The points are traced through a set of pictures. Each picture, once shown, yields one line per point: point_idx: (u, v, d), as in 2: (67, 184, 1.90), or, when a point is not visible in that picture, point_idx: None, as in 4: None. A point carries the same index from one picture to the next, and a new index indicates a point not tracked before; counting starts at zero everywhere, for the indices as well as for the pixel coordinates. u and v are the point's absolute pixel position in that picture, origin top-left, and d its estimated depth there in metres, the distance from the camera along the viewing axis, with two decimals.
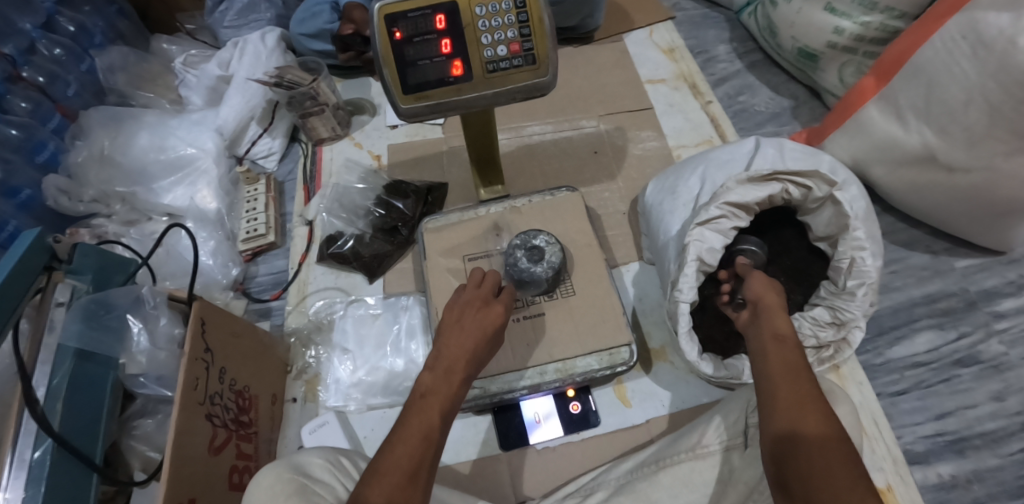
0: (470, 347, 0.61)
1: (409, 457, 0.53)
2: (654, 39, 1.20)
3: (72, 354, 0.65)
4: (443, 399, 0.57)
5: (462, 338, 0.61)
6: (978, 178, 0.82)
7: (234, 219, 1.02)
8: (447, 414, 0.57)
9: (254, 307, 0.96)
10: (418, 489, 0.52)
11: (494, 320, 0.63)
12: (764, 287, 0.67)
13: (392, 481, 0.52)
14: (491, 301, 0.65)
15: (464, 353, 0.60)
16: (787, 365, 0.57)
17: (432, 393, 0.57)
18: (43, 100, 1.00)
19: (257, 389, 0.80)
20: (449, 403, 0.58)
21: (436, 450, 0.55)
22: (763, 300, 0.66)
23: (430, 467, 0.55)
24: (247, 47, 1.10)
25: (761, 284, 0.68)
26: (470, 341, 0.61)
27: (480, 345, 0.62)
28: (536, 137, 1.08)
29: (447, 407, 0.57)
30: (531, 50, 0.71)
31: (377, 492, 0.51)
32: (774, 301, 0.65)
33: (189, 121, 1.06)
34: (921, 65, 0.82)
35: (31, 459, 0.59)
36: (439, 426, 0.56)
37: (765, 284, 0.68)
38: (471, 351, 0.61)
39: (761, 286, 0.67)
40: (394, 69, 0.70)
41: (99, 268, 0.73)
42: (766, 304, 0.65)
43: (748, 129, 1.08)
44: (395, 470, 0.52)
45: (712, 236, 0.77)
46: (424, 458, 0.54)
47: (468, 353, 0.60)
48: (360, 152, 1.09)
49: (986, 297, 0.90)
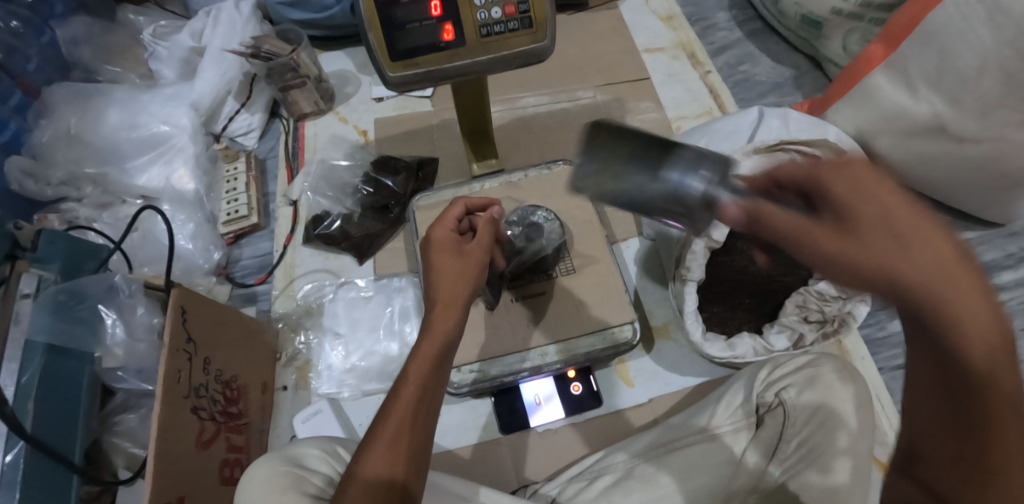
0: (447, 282, 0.56)
1: (392, 423, 0.49)
2: (651, 6, 1.15)
3: (42, 350, 0.61)
4: (435, 343, 0.53)
5: (435, 278, 0.57)
6: (987, 147, 0.79)
7: (214, 201, 0.96)
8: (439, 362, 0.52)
9: (238, 292, 0.91)
10: (405, 455, 0.47)
11: (445, 242, 0.59)
12: (855, 190, 0.36)
13: (378, 447, 0.48)
14: (438, 230, 0.60)
15: (440, 286, 0.56)
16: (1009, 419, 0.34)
17: (418, 345, 0.53)
18: (1, 75, 0.92)
19: (245, 378, 0.76)
20: (434, 353, 0.52)
21: (425, 412, 0.50)
22: (937, 290, 0.34)
23: (422, 431, 0.49)
24: (221, 16, 1.03)
25: (844, 187, 0.37)
26: (438, 280, 0.56)
27: (450, 274, 0.57)
28: (531, 109, 1.03)
29: (435, 360, 0.52)
30: (527, 12, 0.67)
31: (373, 461, 0.47)
32: (945, 251, 0.34)
33: (161, 96, 1.00)
34: (933, 31, 0.79)
35: (3, 463, 0.55)
36: (428, 378, 0.51)
37: (850, 188, 0.37)
38: (443, 283, 0.56)
39: (850, 190, 0.37)
40: (381, 33, 0.65)
41: (67, 256, 0.69)
42: (918, 275, 0.34)
43: (749, 100, 1.04)
44: (380, 437, 0.48)
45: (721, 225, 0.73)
46: (410, 423, 0.49)
47: (446, 286, 0.56)
48: (345, 127, 1.03)
49: (986, 270, 0.89)
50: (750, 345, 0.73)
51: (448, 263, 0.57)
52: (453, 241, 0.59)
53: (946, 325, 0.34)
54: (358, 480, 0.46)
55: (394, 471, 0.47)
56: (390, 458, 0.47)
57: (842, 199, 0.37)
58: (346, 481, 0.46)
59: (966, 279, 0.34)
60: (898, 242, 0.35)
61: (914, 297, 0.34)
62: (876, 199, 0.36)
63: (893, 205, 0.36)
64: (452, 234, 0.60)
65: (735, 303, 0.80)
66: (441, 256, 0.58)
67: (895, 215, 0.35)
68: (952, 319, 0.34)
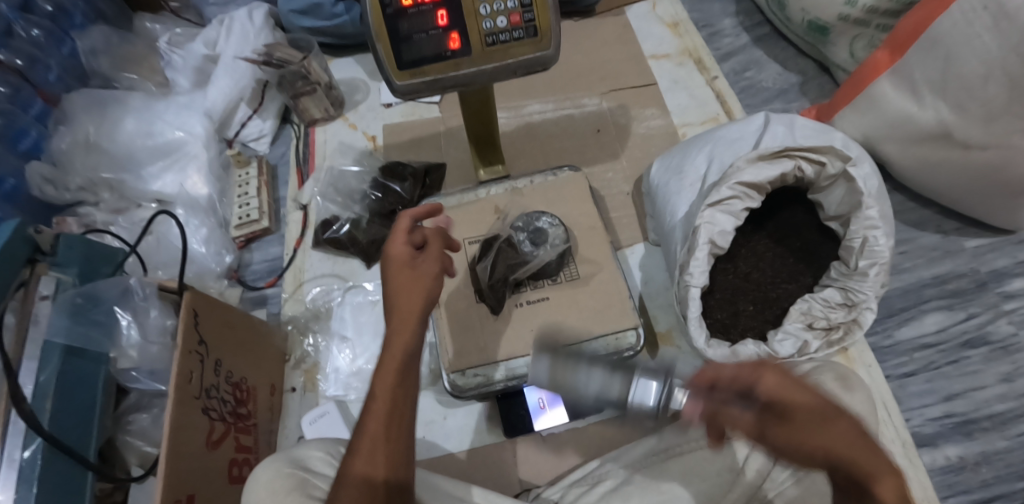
0: (405, 295, 0.54)
1: (370, 432, 0.50)
2: (657, 12, 1.16)
3: (60, 350, 0.63)
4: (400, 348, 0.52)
5: (391, 292, 0.55)
6: (994, 154, 0.79)
7: (225, 206, 0.98)
8: (407, 361, 0.52)
9: (249, 295, 0.93)
10: (387, 459, 0.49)
11: (400, 258, 0.56)
12: (790, 385, 0.43)
13: (361, 453, 0.49)
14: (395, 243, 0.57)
15: (396, 303, 0.54)
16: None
17: (386, 353, 0.53)
18: (22, 84, 0.95)
19: (254, 380, 0.78)
20: (399, 360, 0.52)
21: (399, 416, 0.51)
22: (856, 463, 0.41)
23: (402, 432, 0.50)
24: (234, 25, 1.05)
25: (785, 383, 0.43)
26: (396, 295, 0.54)
27: (411, 288, 0.54)
28: (536, 116, 1.04)
29: (400, 368, 0.52)
30: (532, 21, 0.68)
31: (360, 462, 0.48)
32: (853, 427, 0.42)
33: (176, 104, 1.03)
34: (939, 37, 0.79)
35: (22, 459, 0.57)
36: (398, 380, 0.51)
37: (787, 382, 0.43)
38: (402, 296, 0.54)
39: (783, 382, 0.43)
40: (388, 43, 0.66)
41: (84, 261, 0.71)
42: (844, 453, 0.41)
43: (755, 106, 1.05)
44: (360, 446, 0.49)
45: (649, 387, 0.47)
46: (387, 427, 0.50)
47: (406, 300, 0.54)
48: (354, 134, 1.05)
49: (996, 277, 0.88)
50: (753, 351, 0.72)
51: (402, 281, 0.55)
52: (405, 259, 0.56)
53: (867, 494, 0.41)
54: (348, 482, 0.48)
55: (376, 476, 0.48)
56: (375, 457, 0.48)
57: (779, 398, 0.42)
58: (336, 485, 0.48)
59: (874, 455, 0.42)
60: (822, 430, 0.42)
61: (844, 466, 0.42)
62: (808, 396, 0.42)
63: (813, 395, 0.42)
64: (406, 248, 0.56)
65: (737, 309, 0.80)
66: (395, 276, 0.55)
67: (816, 410, 0.42)
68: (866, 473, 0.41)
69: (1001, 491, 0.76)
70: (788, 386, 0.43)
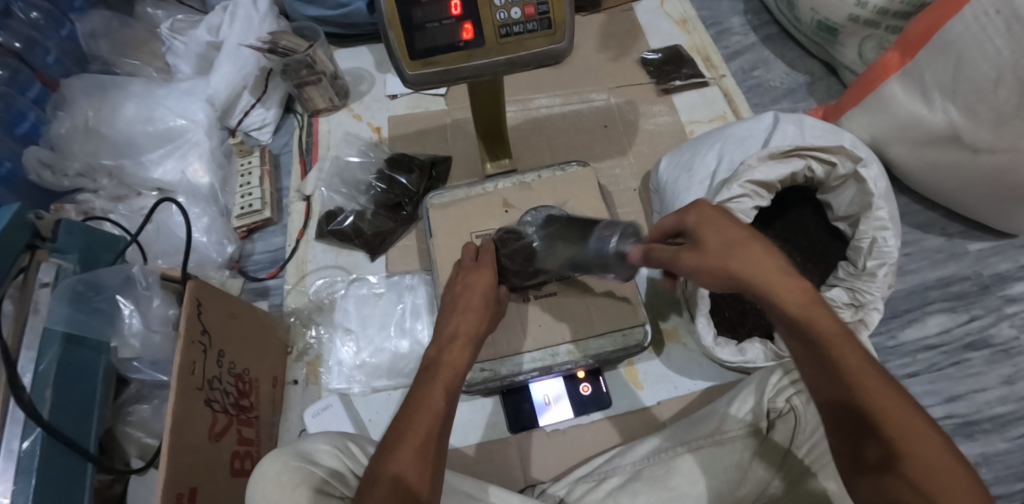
0: (474, 316, 0.61)
1: (419, 433, 0.50)
2: (666, 9, 1.15)
3: (59, 338, 0.62)
4: (452, 370, 0.55)
5: (459, 311, 0.61)
6: (1002, 158, 0.79)
7: (228, 195, 0.97)
8: (455, 385, 0.55)
9: (250, 286, 0.92)
10: (431, 466, 0.48)
11: (484, 284, 0.64)
12: (708, 222, 0.54)
13: (405, 455, 0.48)
14: (479, 269, 0.66)
15: (462, 321, 0.60)
16: (855, 366, 0.45)
17: (439, 365, 0.55)
18: (20, 67, 0.93)
19: (257, 372, 0.77)
20: (455, 373, 0.55)
21: (446, 425, 0.52)
22: (762, 279, 0.49)
23: (443, 442, 0.51)
24: (238, 12, 1.03)
25: (705, 218, 0.54)
26: (461, 316, 0.61)
27: (480, 311, 0.62)
28: (543, 110, 1.04)
29: (455, 377, 0.55)
30: (546, 13, 0.67)
31: (398, 462, 0.48)
32: (760, 250, 0.50)
33: (177, 91, 1.01)
34: (950, 40, 0.79)
35: (21, 450, 0.56)
36: (446, 397, 0.53)
37: (708, 219, 0.54)
38: (471, 317, 0.61)
39: (701, 220, 0.54)
40: (401, 31, 0.65)
41: (85, 247, 0.70)
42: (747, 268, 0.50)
43: (763, 105, 1.04)
44: (406, 446, 0.49)
45: (602, 238, 0.59)
46: (433, 433, 0.50)
47: (471, 322, 0.60)
48: (359, 125, 1.04)
49: (999, 280, 0.88)
50: (759, 350, 0.73)
51: (473, 304, 0.62)
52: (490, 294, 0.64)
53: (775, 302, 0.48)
54: (379, 484, 0.46)
55: (417, 484, 0.47)
56: (414, 460, 0.48)
57: (697, 232, 0.54)
58: (369, 482, 0.47)
59: (781, 272, 0.49)
60: (727, 251, 0.51)
61: (750, 282, 0.50)
62: (720, 228, 0.53)
63: (725, 231, 0.52)
64: (488, 278, 0.65)
65: (745, 308, 0.80)
66: (472, 298, 0.62)
67: (725, 237, 0.52)
68: (775, 283, 0.48)
69: (1002, 492, 0.76)
70: (706, 226, 0.53)
